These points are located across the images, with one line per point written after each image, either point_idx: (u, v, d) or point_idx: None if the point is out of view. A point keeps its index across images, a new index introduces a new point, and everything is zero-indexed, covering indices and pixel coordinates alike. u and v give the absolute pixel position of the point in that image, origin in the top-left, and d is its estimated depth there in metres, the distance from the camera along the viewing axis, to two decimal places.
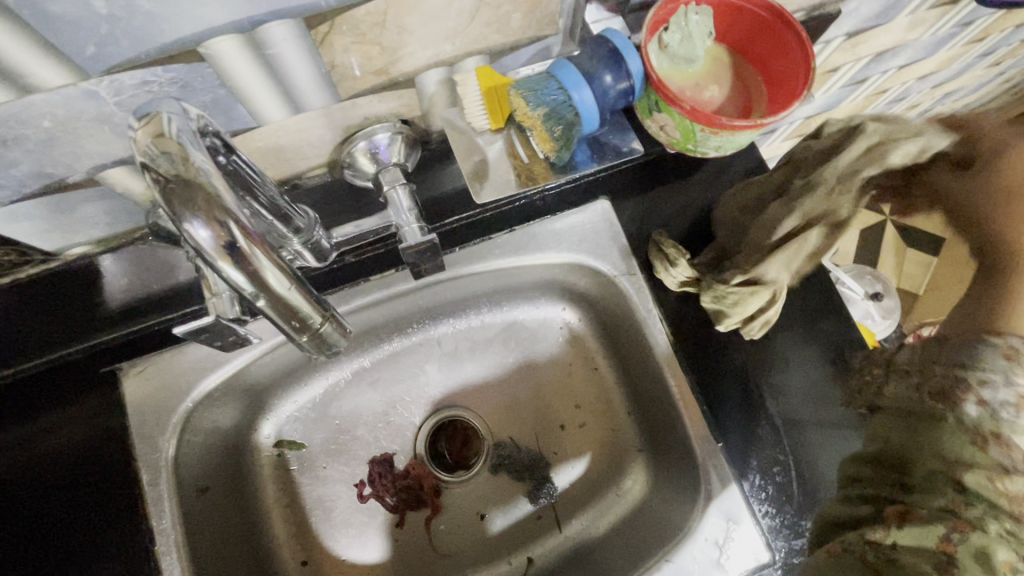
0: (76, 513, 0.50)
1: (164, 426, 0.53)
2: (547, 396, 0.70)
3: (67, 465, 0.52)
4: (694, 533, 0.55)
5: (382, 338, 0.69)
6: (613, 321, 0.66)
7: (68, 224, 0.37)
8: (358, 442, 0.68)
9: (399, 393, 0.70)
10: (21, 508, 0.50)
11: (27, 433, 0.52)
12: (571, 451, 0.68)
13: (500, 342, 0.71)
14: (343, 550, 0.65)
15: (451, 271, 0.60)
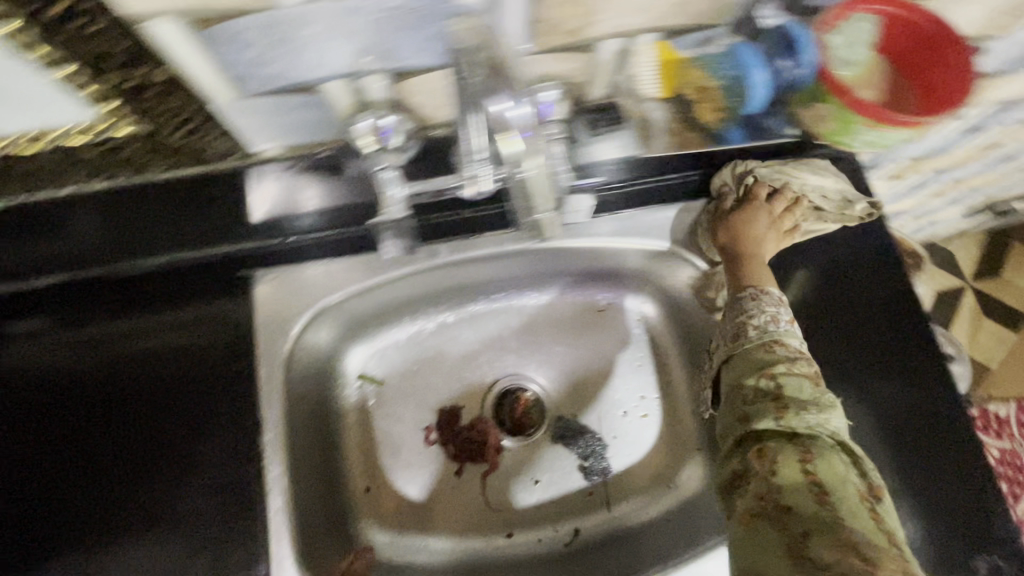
0: (204, 395, 0.59)
1: (277, 338, 0.61)
2: (614, 382, 0.73)
3: (183, 362, 0.60)
4: None
5: (465, 296, 0.72)
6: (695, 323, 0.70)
7: (279, 126, 0.46)
8: (431, 389, 0.72)
9: (475, 354, 0.74)
10: (137, 387, 0.59)
11: (150, 328, 0.61)
12: (629, 435, 0.71)
13: (578, 323, 0.74)
14: (403, 487, 0.69)
15: (551, 244, 0.68)
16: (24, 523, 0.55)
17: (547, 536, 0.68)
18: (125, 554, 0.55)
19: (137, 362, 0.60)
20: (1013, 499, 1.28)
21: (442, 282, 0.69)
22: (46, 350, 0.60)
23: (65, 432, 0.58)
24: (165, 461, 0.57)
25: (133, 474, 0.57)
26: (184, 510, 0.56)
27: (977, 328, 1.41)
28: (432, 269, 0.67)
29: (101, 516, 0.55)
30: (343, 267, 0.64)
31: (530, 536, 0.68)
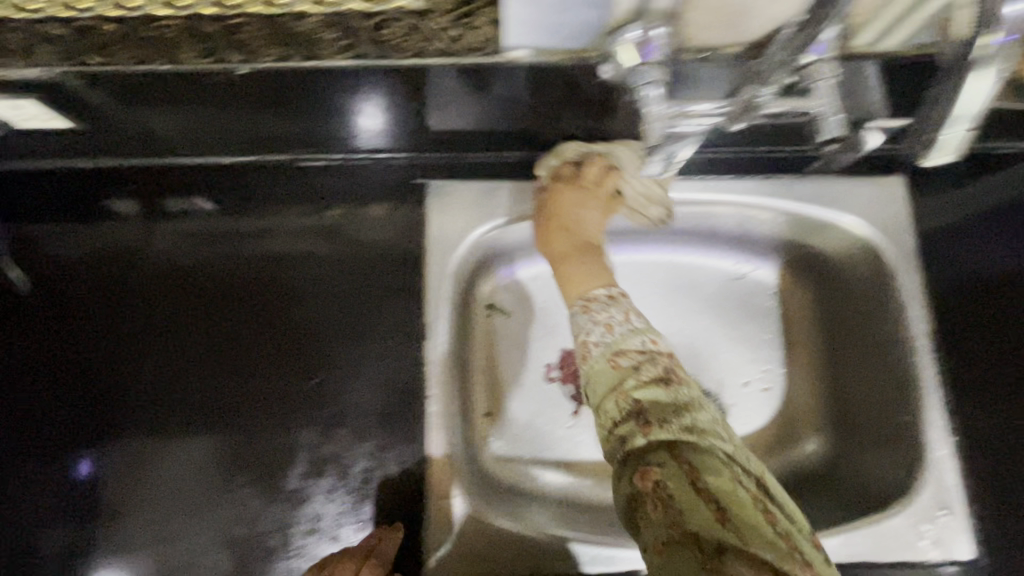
0: (376, 298, 0.64)
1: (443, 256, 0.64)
2: (744, 350, 0.72)
3: (295, 270, 0.65)
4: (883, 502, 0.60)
5: (603, 244, 0.73)
6: (851, 306, 0.67)
7: (541, 22, 0.44)
8: (557, 327, 0.72)
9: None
10: (250, 288, 0.64)
11: (269, 233, 0.66)
12: (748, 405, 0.71)
13: (719, 286, 0.73)
14: (520, 418, 0.70)
15: (716, 196, 0.66)
16: (125, 396, 0.61)
17: None
18: (290, 428, 0.59)
19: (317, 262, 0.65)
20: None
21: None
22: (220, 241, 0.66)
23: (175, 326, 0.63)
24: (337, 351, 0.62)
25: (294, 362, 0.62)
26: (277, 412, 0.60)
27: None
28: None
29: (187, 407, 0.61)
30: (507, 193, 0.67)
31: None
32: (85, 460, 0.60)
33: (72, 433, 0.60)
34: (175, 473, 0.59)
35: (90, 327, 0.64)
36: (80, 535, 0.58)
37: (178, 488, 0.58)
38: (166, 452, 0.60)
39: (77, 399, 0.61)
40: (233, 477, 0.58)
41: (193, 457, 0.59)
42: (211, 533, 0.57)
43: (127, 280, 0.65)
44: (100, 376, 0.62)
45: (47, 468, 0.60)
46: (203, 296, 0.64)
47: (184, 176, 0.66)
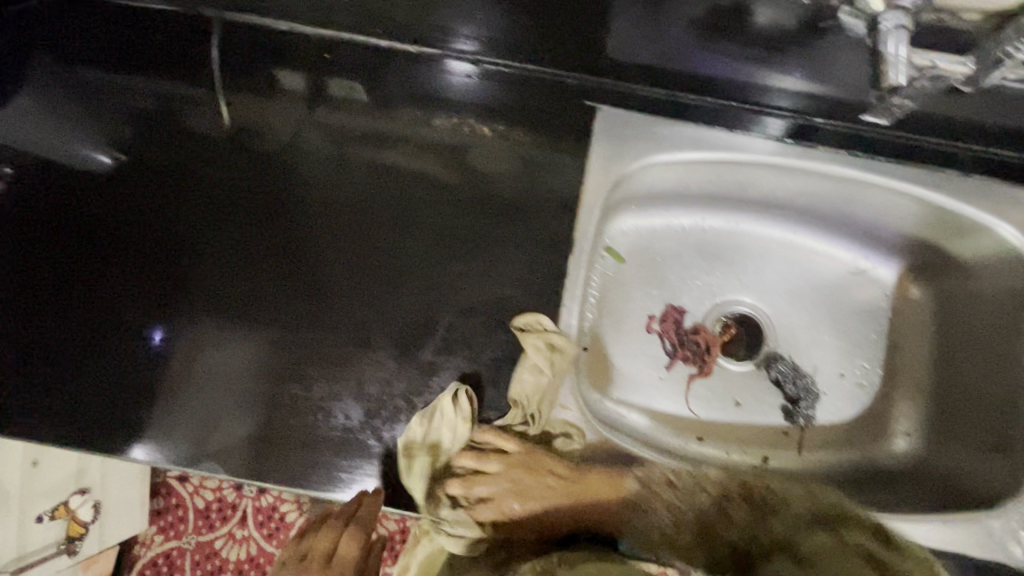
0: (530, 210, 0.68)
1: (600, 185, 0.65)
2: (846, 342, 0.73)
3: (417, 183, 0.69)
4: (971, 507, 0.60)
5: (725, 211, 0.73)
6: (974, 317, 0.67)
7: None
8: (667, 280, 0.74)
9: (718, 269, 0.74)
10: (364, 192, 0.69)
11: (407, 141, 0.71)
12: (840, 394, 0.71)
13: (835, 277, 0.74)
14: (615, 359, 0.72)
15: (869, 178, 0.64)
16: (208, 280, 0.67)
17: (736, 455, 0.70)
18: (432, 308, 0.65)
19: (478, 169, 0.70)
20: None
21: (721, 185, 0.70)
22: (390, 134, 0.71)
23: (270, 224, 0.69)
24: (489, 249, 0.66)
25: (441, 255, 0.67)
26: (376, 301, 0.65)
27: None
28: (739, 165, 0.67)
29: (265, 300, 0.66)
30: (672, 128, 0.66)
31: (719, 447, 0.70)
32: (160, 329, 0.66)
33: (155, 299, 0.67)
34: (230, 362, 0.64)
35: (194, 208, 0.70)
36: (145, 392, 0.64)
37: (233, 374, 0.64)
38: (229, 336, 0.65)
39: (163, 271, 0.68)
40: (292, 370, 0.63)
41: (258, 347, 0.64)
42: (258, 415, 0.62)
43: (243, 168, 0.71)
44: (188, 253, 0.68)
45: (129, 326, 0.66)
46: (344, 187, 0.70)
47: (380, 68, 0.72)
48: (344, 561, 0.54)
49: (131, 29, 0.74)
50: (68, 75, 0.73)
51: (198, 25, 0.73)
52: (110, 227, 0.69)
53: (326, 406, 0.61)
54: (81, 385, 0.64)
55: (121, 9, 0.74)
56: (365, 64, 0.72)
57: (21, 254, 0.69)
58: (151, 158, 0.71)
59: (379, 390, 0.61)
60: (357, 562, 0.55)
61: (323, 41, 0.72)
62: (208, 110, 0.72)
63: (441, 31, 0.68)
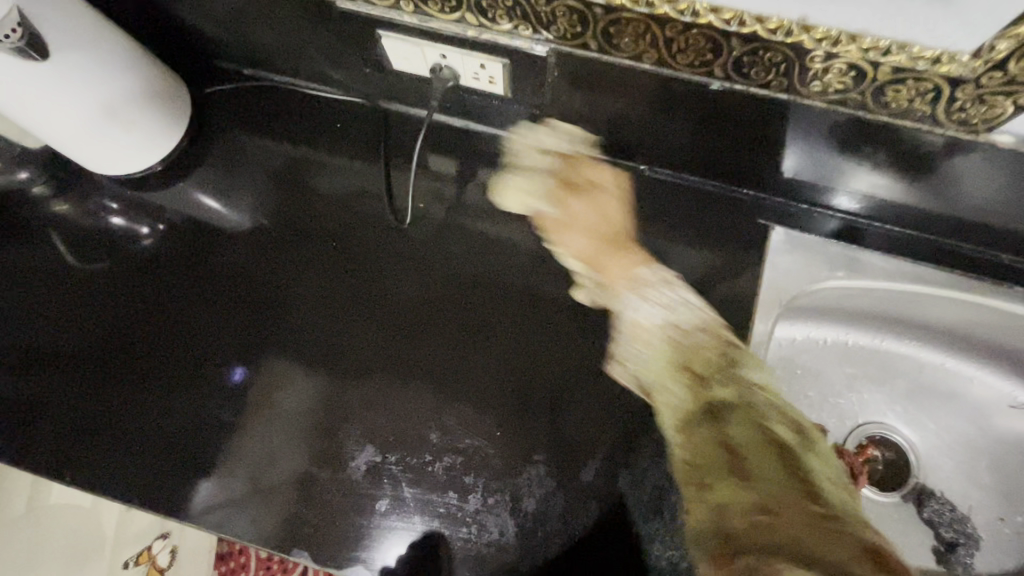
0: (703, 328, 0.63)
1: (769, 309, 0.65)
2: (1017, 490, 0.65)
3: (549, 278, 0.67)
4: None
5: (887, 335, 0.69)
6: None
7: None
8: (806, 398, 0.70)
9: (874, 396, 0.70)
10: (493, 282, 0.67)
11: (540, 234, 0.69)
12: (1005, 546, 0.65)
13: (1008, 417, 0.66)
14: None
15: None
16: (293, 326, 0.68)
17: None
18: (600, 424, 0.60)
19: (649, 280, 0.66)
20: None
21: (882, 309, 0.67)
22: (559, 236, 0.68)
23: (380, 297, 0.68)
24: (659, 368, 0.62)
25: (609, 364, 0.63)
26: (497, 402, 0.62)
27: None
28: (905, 294, 0.64)
29: (371, 378, 0.65)
30: (853, 253, 0.64)
31: None
32: (239, 368, 0.67)
33: (236, 343, 0.68)
34: (294, 400, 0.65)
35: (295, 261, 0.71)
36: (213, 436, 0.64)
37: (296, 415, 0.64)
38: (299, 383, 0.65)
39: (244, 309, 0.69)
40: (374, 444, 0.61)
41: (346, 422, 0.63)
42: (336, 491, 0.60)
43: (336, 221, 0.72)
44: (263, 292, 0.70)
45: (211, 364, 0.67)
46: (499, 285, 0.67)
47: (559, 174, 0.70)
48: None
49: (310, 111, 0.75)
50: (243, 146, 0.76)
51: (380, 116, 0.74)
52: (206, 269, 0.72)
53: (478, 517, 0.57)
54: (157, 419, 0.66)
55: (271, 88, 0.76)
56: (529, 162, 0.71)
57: (115, 289, 0.72)
58: (265, 217, 0.73)
59: (538, 508, 0.57)
60: None
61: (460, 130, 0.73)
62: (378, 198, 0.72)
63: (606, 139, 0.66)
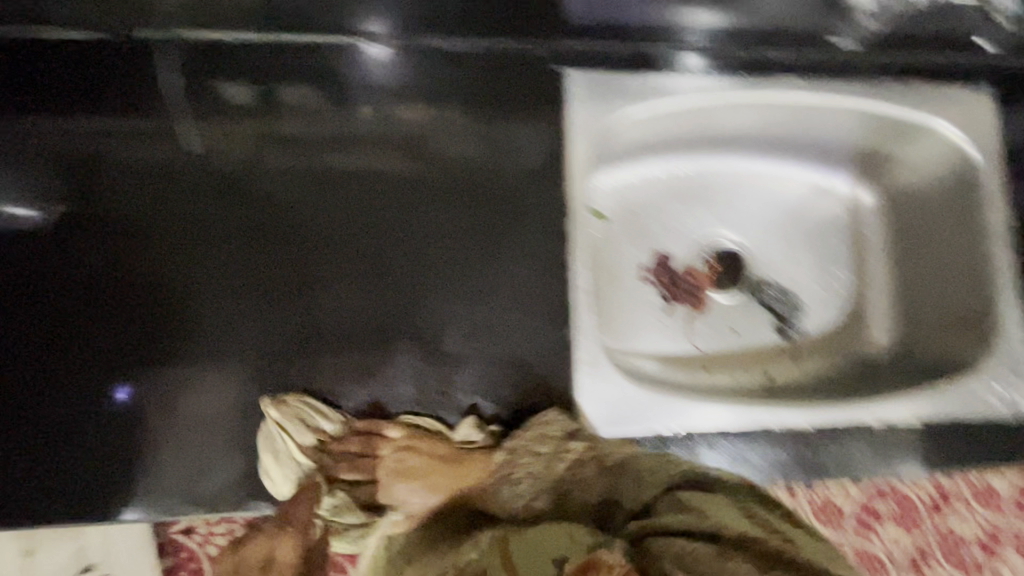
0: (534, 186, 0.67)
1: (590, 149, 0.68)
2: (815, 257, 0.78)
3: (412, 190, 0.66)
4: (975, 375, 0.65)
5: (697, 154, 0.76)
6: (918, 206, 0.74)
7: None
8: (648, 229, 0.77)
9: (698, 216, 0.78)
10: (349, 208, 0.66)
11: (376, 142, 0.67)
12: (819, 305, 0.78)
13: (798, 197, 0.79)
14: (617, 311, 0.75)
15: (822, 94, 0.70)
16: (172, 326, 0.62)
17: (742, 377, 0.74)
18: (472, 310, 0.65)
19: (475, 159, 0.68)
20: None
21: (686, 131, 0.73)
22: (393, 135, 0.68)
23: (254, 258, 0.64)
24: (505, 231, 0.66)
25: (465, 240, 0.66)
26: (371, 311, 0.63)
27: None
28: (698, 111, 0.71)
29: (261, 340, 0.62)
30: (643, 80, 0.69)
31: (726, 373, 0.75)
32: (122, 389, 0.60)
33: (111, 361, 0.61)
34: (207, 401, 0.61)
35: (207, 274, 0.63)
36: (118, 451, 0.59)
37: (211, 416, 0.60)
38: (212, 380, 0.61)
39: (106, 326, 0.61)
40: (297, 396, 0.61)
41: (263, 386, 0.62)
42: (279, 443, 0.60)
43: (170, 200, 0.64)
44: (125, 299, 0.62)
45: (86, 386, 0.60)
46: (346, 200, 0.66)
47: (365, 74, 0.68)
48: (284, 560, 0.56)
49: (58, 63, 0.65)
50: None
51: (152, 48, 0.66)
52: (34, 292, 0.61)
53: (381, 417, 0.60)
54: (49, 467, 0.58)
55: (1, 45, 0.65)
56: (327, 66, 0.68)
57: None
58: (87, 216, 0.63)
59: (417, 388, 0.62)
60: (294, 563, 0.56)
61: (245, 48, 0.68)
62: (171, 143, 0.66)
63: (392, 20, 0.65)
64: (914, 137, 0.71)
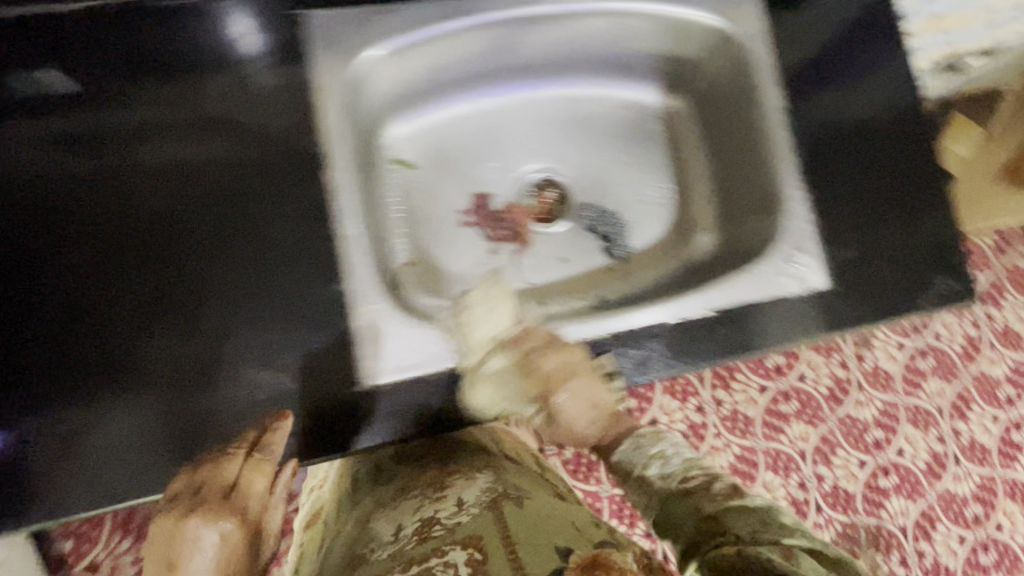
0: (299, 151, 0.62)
1: (348, 87, 0.62)
2: (633, 172, 0.78)
3: (215, 169, 0.61)
4: (775, 247, 0.64)
5: (486, 85, 0.73)
6: (714, 99, 0.73)
7: None
8: (459, 171, 0.75)
9: (503, 149, 0.75)
10: (156, 195, 0.60)
11: (160, 121, 0.61)
12: (646, 220, 0.78)
13: (606, 114, 0.77)
14: (441, 257, 0.73)
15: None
16: (69, 360, 0.56)
17: (577, 304, 0.74)
18: (291, 287, 0.60)
19: (234, 129, 0.62)
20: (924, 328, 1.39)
21: (470, 57, 0.69)
22: (189, 109, 0.62)
23: (163, 252, 0.59)
24: (283, 199, 0.61)
25: (245, 217, 0.60)
26: (209, 304, 0.59)
27: None
28: (469, 30, 0.65)
29: (137, 351, 0.57)
30: (387, 16, 0.63)
31: (561, 302, 0.74)
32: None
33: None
34: (113, 433, 0.55)
35: (92, 289, 0.58)
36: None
37: (111, 448, 0.55)
38: (119, 413, 0.56)
39: (23, 384, 0.55)
40: (171, 404, 0.57)
41: (135, 368, 0.57)
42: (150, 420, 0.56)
43: (69, 232, 0.58)
44: (60, 354, 0.56)
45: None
46: (138, 187, 0.60)
47: (103, 36, 0.61)
48: (245, 493, 0.48)
49: None
50: None
51: None
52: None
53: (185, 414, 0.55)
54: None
55: None
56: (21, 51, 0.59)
57: None
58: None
59: (231, 378, 0.57)
60: (260, 496, 0.50)
61: None
62: None
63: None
64: (687, 34, 0.70)
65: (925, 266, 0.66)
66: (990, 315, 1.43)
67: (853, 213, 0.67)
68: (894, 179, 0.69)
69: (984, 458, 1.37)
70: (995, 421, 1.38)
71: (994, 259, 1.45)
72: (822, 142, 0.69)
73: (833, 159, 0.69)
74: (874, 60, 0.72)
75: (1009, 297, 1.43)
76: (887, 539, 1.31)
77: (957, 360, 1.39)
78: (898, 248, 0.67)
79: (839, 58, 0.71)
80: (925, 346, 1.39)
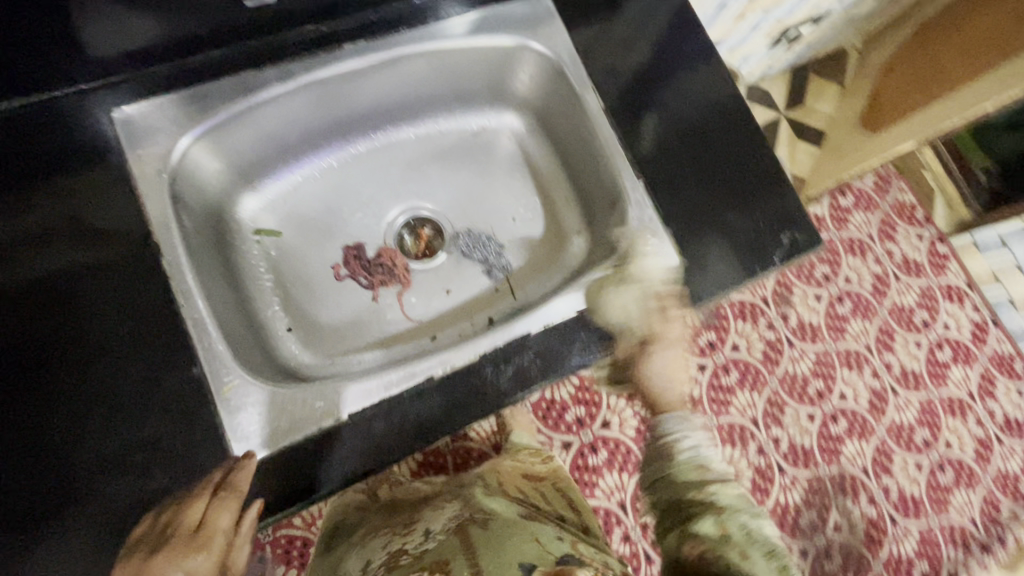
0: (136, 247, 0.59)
1: (173, 173, 0.61)
2: (495, 194, 0.80)
3: (95, 276, 0.57)
4: (626, 241, 0.68)
5: (332, 143, 0.75)
6: (550, 114, 0.78)
7: None
8: (323, 228, 0.75)
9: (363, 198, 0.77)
10: (50, 316, 0.56)
11: (23, 240, 0.57)
12: (519, 236, 0.79)
13: (456, 146, 0.80)
14: (320, 316, 0.72)
15: (409, 41, 0.68)
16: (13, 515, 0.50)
17: (466, 330, 0.74)
18: (166, 387, 0.56)
19: (71, 234, 0.58)
20: (835, 274, 1.43)
21: (304, 121, 0.70)
22: (53, 221, 0.58)
23: (47, 346, 0.55)
24: (132, 298, 0.57)
25: (112, 321, 0.57)
26: (111, 420, 0.54)
27: (794, 148, 1.59)
28: (290, 95, 0.66)
29: (42, 490, 0.51)
30: (192, 95, 0.62)
31: (451, 333, 0.74)
32: None
33: None
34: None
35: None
36: None
37: None
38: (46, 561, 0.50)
39: None
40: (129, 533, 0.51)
41: (79, 447, 0.53)
42: (122, 486, 0.52)
43: None
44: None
45: None
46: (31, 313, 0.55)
47: None
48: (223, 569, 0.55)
49: None
50: None
51: None
52: None
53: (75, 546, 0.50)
54: None
55: None
56: None
57: None
58: None
59: (124, 498, 0.52)
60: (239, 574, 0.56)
61: None
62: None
63: None
64: (509, 60, 0.74)
65: (764, 226, 0.70)
66: (889, 251, 1.48)
67: (695, 191, 0.71)
68: (727, 151, 0.73)
69: (925, 386, 1.40)
70: (926, 348, 1.42)
71: (880, 198, 1.52)
72: (653, 131, 0.73)
73: (667, 145, 0.73)
74: (685, 48, 0.76)
75: (899, 231, 1.50)
76: (852, 484, 1.31)
77: (872, 299, 1.43)
78: (743, 215, 0.71)
79: (652, 52, 0.76)
80: (841, 291, 1.43)
